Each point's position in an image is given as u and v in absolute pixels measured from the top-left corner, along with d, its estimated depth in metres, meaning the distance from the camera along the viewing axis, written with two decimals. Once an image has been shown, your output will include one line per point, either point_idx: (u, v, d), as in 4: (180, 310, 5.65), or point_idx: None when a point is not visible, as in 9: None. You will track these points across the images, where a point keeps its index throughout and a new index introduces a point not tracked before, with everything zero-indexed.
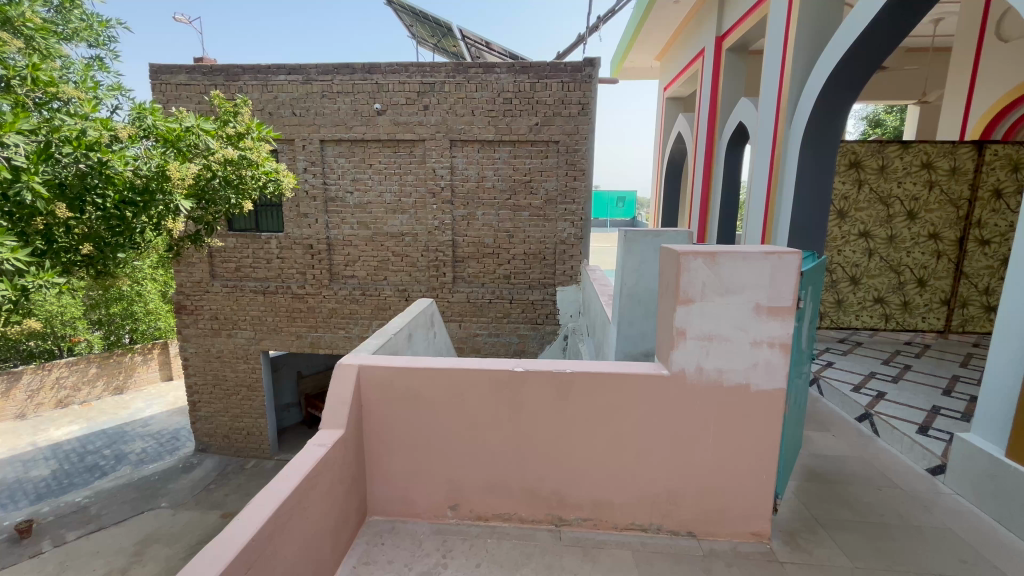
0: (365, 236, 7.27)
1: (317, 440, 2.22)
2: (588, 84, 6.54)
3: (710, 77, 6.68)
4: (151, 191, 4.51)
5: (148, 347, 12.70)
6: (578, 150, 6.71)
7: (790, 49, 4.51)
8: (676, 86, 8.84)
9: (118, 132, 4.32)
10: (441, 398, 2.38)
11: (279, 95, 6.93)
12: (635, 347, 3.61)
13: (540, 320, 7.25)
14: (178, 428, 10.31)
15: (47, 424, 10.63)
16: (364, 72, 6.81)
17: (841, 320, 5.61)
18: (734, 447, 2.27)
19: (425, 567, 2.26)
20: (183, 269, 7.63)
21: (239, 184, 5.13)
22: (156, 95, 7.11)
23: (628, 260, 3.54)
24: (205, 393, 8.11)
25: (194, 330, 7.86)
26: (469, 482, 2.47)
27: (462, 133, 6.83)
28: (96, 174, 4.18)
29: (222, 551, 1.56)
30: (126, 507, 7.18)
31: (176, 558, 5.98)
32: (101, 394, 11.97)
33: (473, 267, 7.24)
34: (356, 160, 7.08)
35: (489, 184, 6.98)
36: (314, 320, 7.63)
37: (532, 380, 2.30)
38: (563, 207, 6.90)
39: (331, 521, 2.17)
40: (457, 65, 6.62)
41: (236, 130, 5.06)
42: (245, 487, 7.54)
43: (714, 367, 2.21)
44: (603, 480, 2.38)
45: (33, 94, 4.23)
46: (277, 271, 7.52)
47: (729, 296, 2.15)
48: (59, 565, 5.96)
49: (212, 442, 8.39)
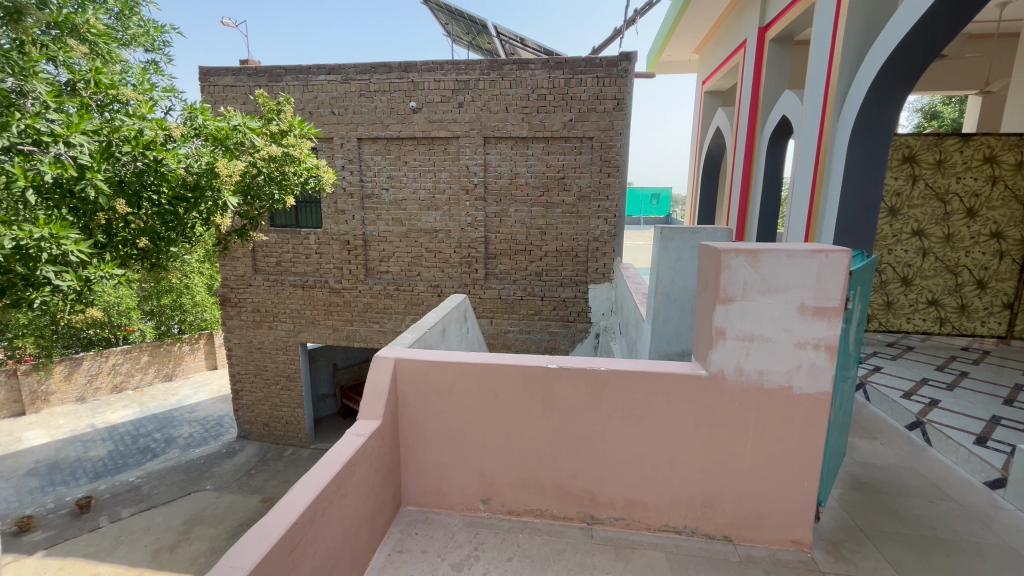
0: (400, 232, 7.39)
1: (355, 429, 2.28)
2: (624, 79, 6.44)
3: (752, 69, 6.45)
4: (202, 188, 4.69)
5: (195, 337, 13.36)
6: (613, 146, 6.63)
7: (839, 37, 4.30)
8: (716, 79, 8.58)
9: (171, 131, 4.55)
10: (474, 392, 2.41)
11: (319, 95, 7.14)
12: (671, 347, 3.54)
13: (571, 318, 7.20)
14: (222, 415, 10.81)
15: (104, 407, 11.33)
16: (400, 70, 6.91)
17: (891, 323, 5.32)
18: (774, 451, 2.20)
19: (457, 558, 2.29)
20: (228, 263, 7.96)
21: (282, 180, 5.27)
22: (205, 96, 7.45)
23: (664, 258, 3.48)
24: (248, 382, 8.46)
25: (238, 321, 8.22)
26: (501, 476, 2.49)
27: (496, 130, 6.85)
28: (152, 172, 4.44)
29: (268, 532, 1.64)
30: (175, 488, 7.58)
31: (220, 539, 6.27)
32: (152, 380, 12.68)
33: (505, 264, 7.26)
34: (392, 157, 7.20)
35: (522, 181, 6.98)
36: (350, 314, 7.83)
37: (565, 377, 2.30)
38: (597, 203, 6.82)
39: (367, 509, 2.23)
40: (491, 62, 6.63)
41: (279, 127, 5.27)
42: (283, 473, 7.83)
43: (754, 368, 2.15)
44: (636, 480, 2.36)
45: (96, 97, 4.53)
46: (315, 266, 7.77)
47: (771, 295, 2.08)
48: (114, 540, 6.35)
49: (253, 429, 8.75)
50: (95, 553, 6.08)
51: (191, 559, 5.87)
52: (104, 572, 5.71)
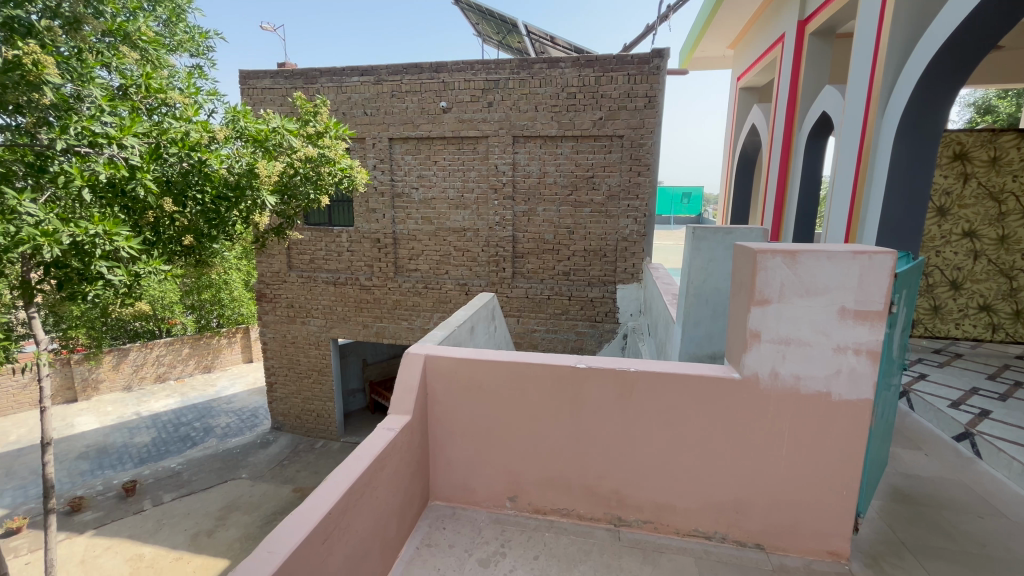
0: (429, 231, 7.49)
1: (387, 423, 2.34)
2: (656, 76, 6.34)
3: (791, 64, 6.24)
4: (242, 187, 4.85)
5: (232, 331, 13.87)
6: (644, 144, 6.54)
7: (885, 29, 4.11)
8: (751, 75, 8.35)
9: (215, 133, 4.74)
10: (503, 390, 2.42)
11: (352, 96, 7.30)
12: (701, 349, 3.47)
13: (598, 318, 7.15)
14: (256, 406, 11.19)
15: (149, 396, 11.90)
16: (431, 71, 6.99)
17: (939, 329, 5.06)
18: (810, 458, 2.14)
19: (484, 554, 2.31)
20: (264, 260, 8.25)
21: (317, 180, 5.41)
22: (245, 99, 7.72)
23: (695, 258, 3.41)
24: (282, 375, 8.74)
25: (272, 316, 8.49)
26: (528, 474, 2.50)
27: (525, 129, 6.85)
28: (197, 172, 4.63)
29: (305, 518, 1.70)
30: (213, 475, 7.91)
31: (254, 526, 6.50)
32: (192, 371, 13.25)
33: (532, 263, 7.26)
34: (422, 157, 7.30)
35: (550, 180, 6.96)
36: (380, 311, 7.98)
37: (594, 377, 2.29)
38: (626, 202, 6.74)
39: (397, 502, 2.28)
40: (521, 61, 6.64)
41: (315, 129, 5.41)
42: (314, 465, 8.06)
43: (790, 373, 2.09)
44: (665, 483, 2.32)
45: (147, 101, 4.74)
46: (347, 264, 7.95)
47: (811, 297, 2.01)
48: (157, 522, 6.68)
49: (286, 421, 9.04)
50: (139, 535, 6.41)
51: (228, 544, 6.12)
52: (148, 552, 6.01)
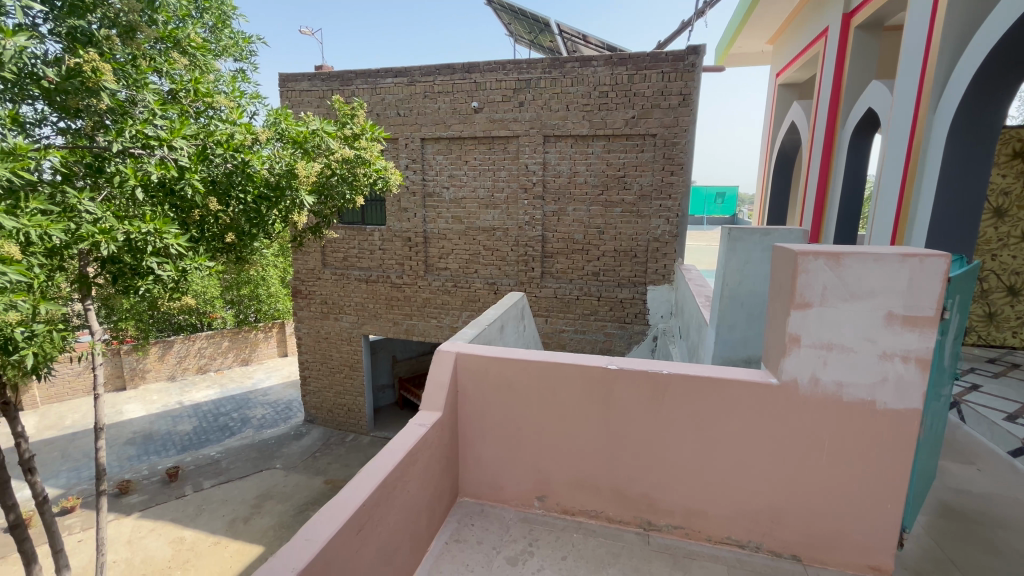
0: (459, 230, 7.56)
1: (418, 419, 2.38)
2: (691, 74, 6.21)
3: (835, 58, 6.00)
4: (282, 187, 5.02)
5: (269, 325, 14.35)
6: (677, 143, 6.42)
7: (938, 21, 3.90)
8: (791, 71, 8.08)
9: (257, 134, 4.92)
10: (533, 389, 2.43)
11: (386, 97, 7.44)
12: (736, 354, 3.39)
13: (628, 319, 7.06)
14: (291, 399, 11.56)
15: (191, 386, 12.47)
16: (463, 72, 7.06)
17: (993, 337, 4.77)
18: (851, 468, 2.06)
19: (512, 553, 2.32)
20: (300, 257, 8.51)
21: (353, 181, 5.54)
22: (284, 101, 7.98)
23: (731, 260, 3.33)
24: (315, 369, 8.99)
25: (307, 312, 8.75)
26: (557, 475, 2.49)
27: (556, 128, 6.83)
28: (240, 173, 4.82)
29: (339, 510, 1.74)
30: (249, 464, 8.21)
31: (287, 515, 6.72)
32: (231, 363, 13.79)
33: (561, 263, 7.23)
34: (453, 157, 7.38)
35: (581, 179, 6.92)
36: (410, 309, 8.10)
37: (626, 379, 2.27)
38: (658, 202, 6.64)
39: (427, 497, 2.31)
40: (553, 60, 6.62)
41: (353, 131, 5.55)
42: (345, 458, 8.26)
43: (832, 380, 2.01)
44: (698, 488, 2.28)
45: (195, 104, 4.98)
46: (378, 262, 8.11)
47: (855, 301, 1.94)
48: (198, 507, 6.99)
49: (318, 414, 9.29)
50: (181, 518, 6.72)
51: (262, 531, 6.36)
52: (189, 536, 6.30)
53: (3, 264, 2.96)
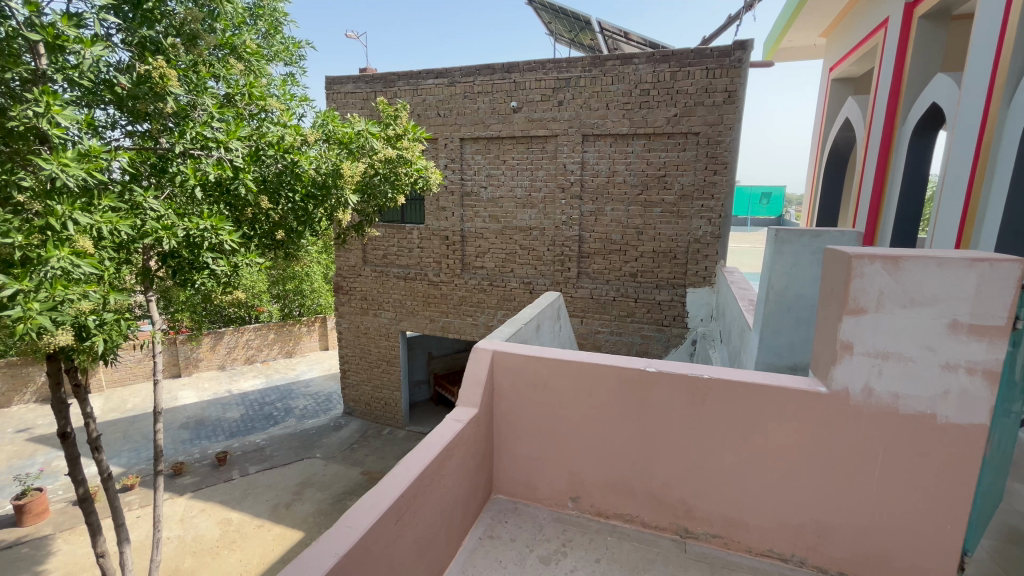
0: (496, 229, 7.61)
1: (455, 415, 2.42)
2: (737, 70, 6.01)
3: (895, 51, 5.66)
4: (328, 187, 5.14)
5: (312, 320, 14.90)
6: (721, 141, 6.23)
7: (1014, 8, 3.62)
8: (846, 65, 7.68)
9: (306, 136, 5.10)
10: (570, 390, 2.42)
11: (427, 98, 7.58)
12: (781, 360, 3.26)
13: (666, 322, 6.92)
14: (331, 391, 11.96)
15: (239, 376, 13.11)
16: (503, 72, 7.10)
17: None
18: (906, 484, 1.95)
19: (545, 552, 2.32)
20: (342, 254, 8.79)
21: (395, 180, 5.66)
22: (330, 103, 8.26)
23: (777, 263, 3.19)
24: (355, 363, 9.26)
25: (348, 307, 9.03)
26: (592, 476, 2.48)
27: (596, 127, 6.77)
28: (289, 173, 5.02)
29: (378, 501, 1.79)
30: (292, 452, 8.56)
31: (326, 503, 6.96)
32: (276, 355, 14.41)
33: (598, 263, 7.15)
34: (491, 156, 7.43)
35: (620, 179, 6.82)
36: (446, 306, 8.22)
37: (665, 381, 2.22)
38: (700, 202, 6.46)
39: (462, 491, 2.35)
40: (594, 59, 6.57)
41: (396, 131, 5.67)
42: (381, 450, 8.48)
43: (887, 390, 1.92)
44: (738, 497, 2.21)
45: (249, 107, 5.22)
46: (417, 260, 8.27)
47: (915, 308, 1.83)
48: (244, 491, 7.34)
49: (357, 407, 9.57)
50: (229, 501, 7.09)
51: (303, 517, 6.62)
52: (235, 518, 6.63)
53: (78, 258, 3.22)
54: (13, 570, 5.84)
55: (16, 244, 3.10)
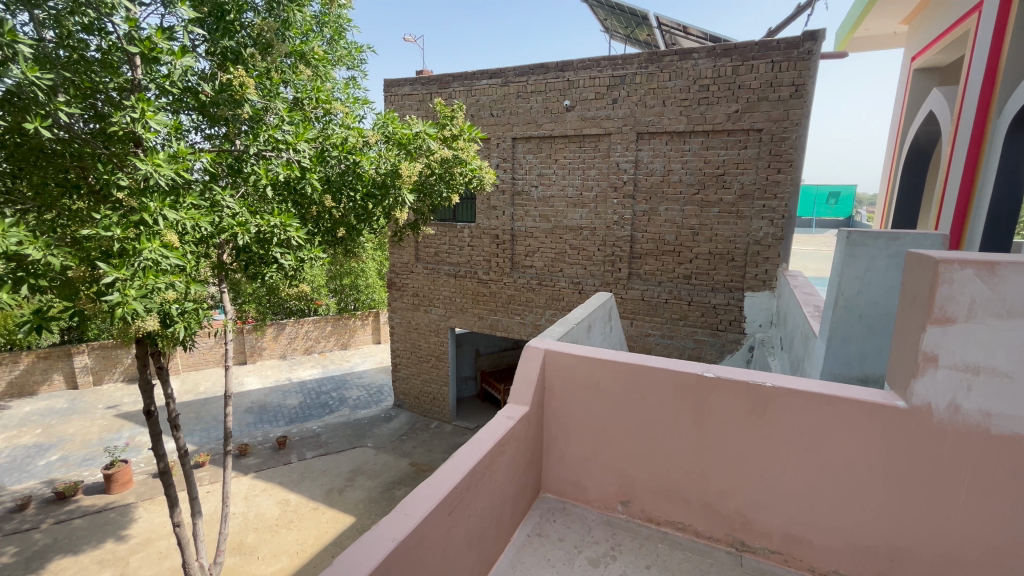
0: (546, 229, 7.60)
1: (506, 412, 2.45)
2: (806, 62, 5.68)
3: (990, 37, 5.14)
4: (387, 186, 5.31)
5: (365, 314, 15.50)
6: (786, 138, 5.92)
7: None
8: (931, 53, 7.08)
9: (367, 137, 5.31)
10: (622, 391, 2.39)
11: (480, 98, 7.69)
12: (850, 370, 3.07)
13: (721, 327, 6.66)
14: (382, 383, 12.39)
15: (299, 365, 13.86)
16: (557, 70, 7.08)
17: None
18: (995, 511, 1.78)
19: (594, 554, 2.30)
20: (396, 251, 9.08)
21: (450, 180, 5.81)
22: (389, 105, 8.56)
23: (848, 268, 2.97)
24: (405, 357, 9.54)
25: (400, 303, 9.32)
26: (643, 482, 2.43)
27: (651, 124, 6.61)
28: (351, 173, 5.24)
29: (433, 492, 1.84)
30: (345, 440, 8.96)
31: (375, 491, 7.23)
32: (332, 347, 15.12)
33: (650, 264, 6.98)
34: (543, 156, 7.44)
35: (675, 178, 6.62)
36: (495, 304, 8.29)
37: (723, 388, 2.15)
38: (762, 202, 6.17)
39: (511, 488, 2.37)
40: (650, 54, 6.43)
41: (452, 132, 5.81)
42: (429, 443, 8.70)
43: (976, 408, 1.76)
44: (801, 512, 2.10)
45: (316, 110, 5.49)
46: (467, 258, 8.41)
47: (1012, 319, 1.68)
48: (301, 475, 7.76)
49: (406, 400, 9.86)
50: (288, 482, 7.52)
51: (355, 503, 6.91)
52: (293, 499, 7.03)
53: (166, 250, 3.55)
54: (102, 532, 6.48)
55: (115, 237, 3.45)
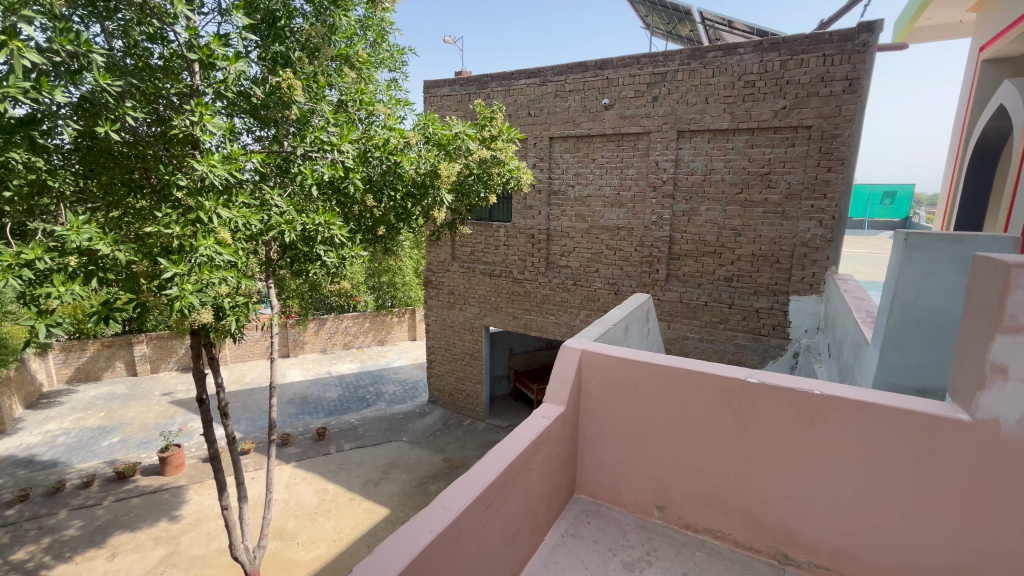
0: (582, 229, 7.54)
1: (542, 411, 2.46)
2: (861, 55, 5.41)
3: None
4: (426, 186, 5.43)
5: (402, 311, 15.83)
6: (838, 135, 5.65)
7: None
8: (1001, 43, 6.56)
9: (408, 138, 5.40)
10: (661, 394, 2.34)
11: (518, 98, 7.72)
12: (905, 380, 2.91)
13: (763, 331, 6.43)
14: (417, 379, 12.62)
15: (338, 359, 14.29)
16: (596, 69, 7.01)
17: None
18: None
19: (628, 558, 2.27)
20: (433, 250, 9.22)
21: (488, 180, 5.87)
22: (428, 106, 8.71)
23: (905, 272, 2.81)
24: (440, 354, 9.68)
25: (436, 301, 9.46)
26: (681, 487, 2.37)
27: (693, 122, 6.44)
28: (392, 173, 5.35)
29: (469, 488, 1.87)
30: (381, 434, 9.18)
31: (409, 485, 7.38)
32: (370, 342, 15.50)
33: (690, 266, 6.81)
34: (581, 155, 7.39)
35: (717, 177, 6.43)
36: (529, 304, 8.29)
37: (767, 394, 2.08)
38: (810, 203, 5.91)
39: (546, 487, 2.37)
40: (693, 51, 6.28)
41: (491, 133, 5.86)
42: (461, 440, 8.79)
43: None
44: (850, 527, 2.00)
45: (360, 112, 5.63)
46: (502, 257, 8.46)
47: None
48: (339, 465, 8.01)
49: (440, 397, 10.00)
50: (326, 472, 7.78)
51: (389, 496, 7.07)
52: (331, 489, 7.26)
53: (220, 247, 3.75)
54: (157, 511, 6.90)
55: (174, 234, 3.67)
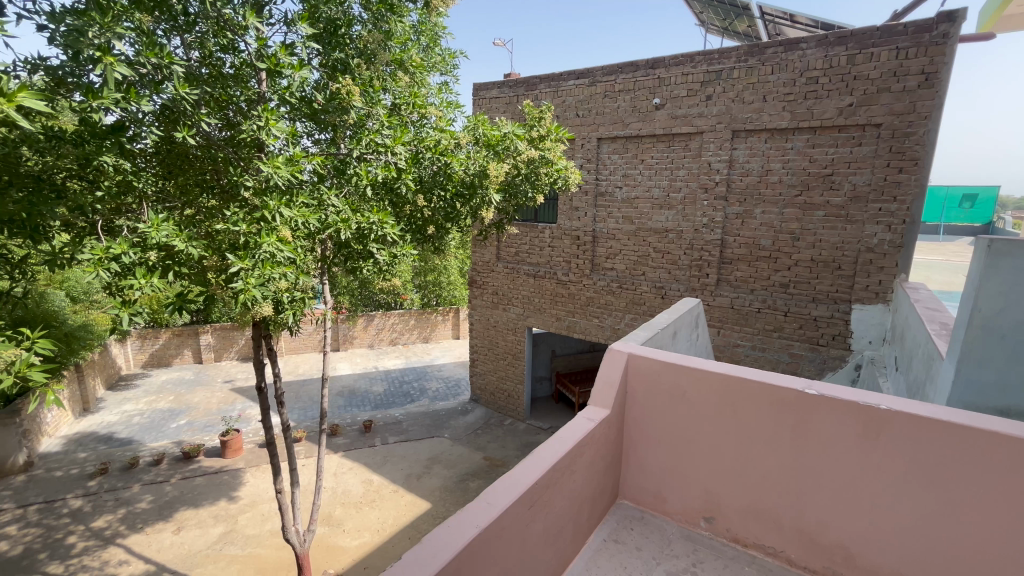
0: (629, 231, 7.42)
1: (587, 414, 2.44)
2: (940, 47, 5.02)
3: None
4: (475, 186, 5.53)
5: (447, 309, 16.11)
6: (911, 134, 5.27)
7: None
8: None
9: (458, 139, 5.52)
10: (712, 401, 2.27)
11: (567, 99, 7.70)
12: (985, 398, 2.70)
13: (822, 341, 6.09)
14: (460, 377, 12.82)
15: (384, 355, 14.74)
16: (647, 68, 6.89)
17: None
18: None
19: (673, 568, 2.22)
20: (478, 250, 9.35)
21: (535, 180, 5.90)
22: (478, 108, 8.85)
23: (987, 282, 2.57)
24: (483, 353, 9.78)
25: (480, 300, 9.58)
26: (730, 499, 2.30)
27: (749, 122, 6.20)
28: (442, 173, 5.49)
29: (513, 486, 1.89)
30: (424, 429, 9.39)
31: (450, 480, 7.51)
32: (415, 339, 15.88)
33: (742, 271, 6.54)
34: (629, 156, 7.28)
35: (774, 178, 6.15)
36: (573, 306, 8.23)
37: (827, 407, 1.98)
38: (877, 206, 5.55)
39: (590, 491, 2.35)
40: (751, 47, 6.04)
41: (539, 133, 5.86)
42: (502, 439, 8.85)
43: None
44: (918, 554, 1.86)
45: (413, 114, 5.78)
46: (547, 258, 8.45)
47: None
48: (384, 458, 8.26)
49: (482, 395, 10.09)
50: (371, 464, 8.05)
51: (431, 490, 7.23)
52: (376, 480, 7.51)
53: (281, 244, 3.96)
54: (217, 491, 7.38)
55: (241, 231, 3.93)
